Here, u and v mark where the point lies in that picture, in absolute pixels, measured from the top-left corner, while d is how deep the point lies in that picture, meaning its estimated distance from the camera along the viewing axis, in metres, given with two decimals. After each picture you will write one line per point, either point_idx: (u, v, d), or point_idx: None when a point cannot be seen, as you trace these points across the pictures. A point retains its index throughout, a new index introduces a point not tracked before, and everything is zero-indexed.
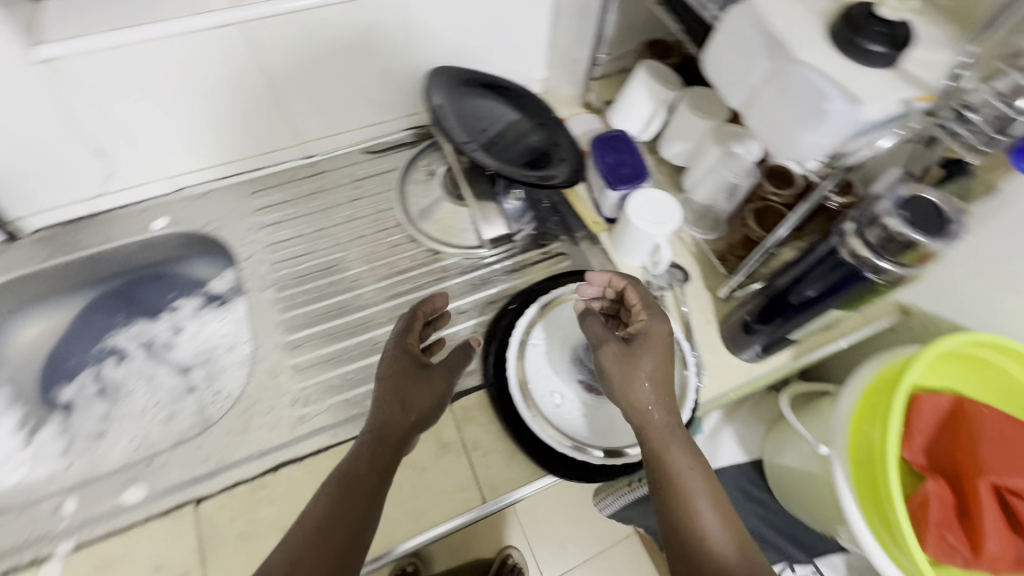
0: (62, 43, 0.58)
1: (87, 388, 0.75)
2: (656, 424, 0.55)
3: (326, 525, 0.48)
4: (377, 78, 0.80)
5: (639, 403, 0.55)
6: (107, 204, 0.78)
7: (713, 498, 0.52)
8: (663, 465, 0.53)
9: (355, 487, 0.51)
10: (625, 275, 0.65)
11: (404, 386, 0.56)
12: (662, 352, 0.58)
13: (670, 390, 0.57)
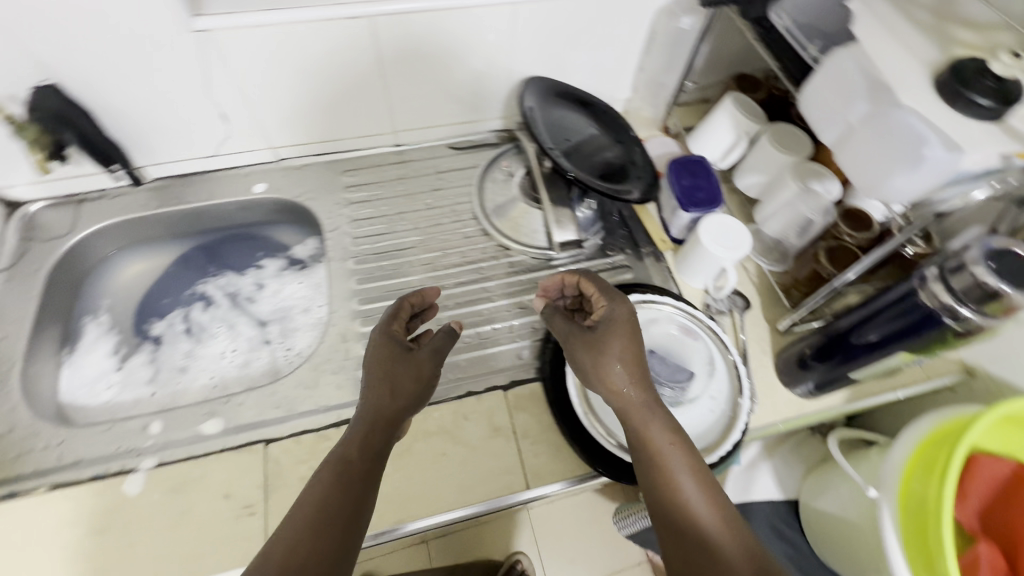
0: (218, 17, 0.66)
1: (176, 326, 0.82)
2: (635, 402, 0.56)
3: (322, 509, 0.48)
4: (474, 80, 0.86)
5: (615, 386, 0.57)
6: (216, 165, 0.86)
7: (697, 472, 0.53)
8: (647, 442, 0.54)
9: (349, 467, 0.51)
10: (580, 269, 0.67)
11: (386, 367, 0.56)
12: (628, 334, 0.59)
13: (643, 366, 0.58)
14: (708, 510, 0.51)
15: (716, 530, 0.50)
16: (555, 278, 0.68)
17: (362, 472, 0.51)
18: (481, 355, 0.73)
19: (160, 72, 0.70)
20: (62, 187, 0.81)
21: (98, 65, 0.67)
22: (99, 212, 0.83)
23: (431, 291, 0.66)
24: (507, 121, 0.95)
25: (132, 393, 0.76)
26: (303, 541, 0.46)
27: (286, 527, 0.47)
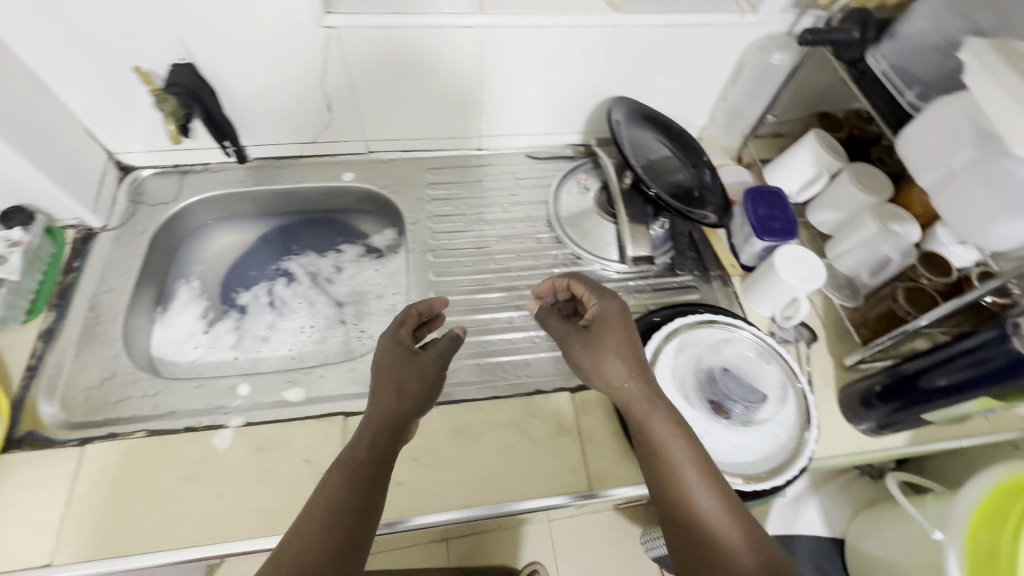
0: (346, 17, 0.71)
1: (260, 298, 0.87)
2: (636, 395, 0.59)
3: (331, 508, 0.49)
4: (563, 95, 0.90)
5: (614, 380, 0.59)
6: (311, 153, 0.91)
7: (699, 462, 0.55)
8: (650, 434, 0.57)
9: (356, 464, 0.52)
10: (571, 273, 0.71)
11: (392, 370, 0.58)
12: (619, 328, 0.62)
13: (642, 361, 0.61)
14: (710, 498, 0.53)
15: (717, 518, 0.52)
16: (547, 282, 0.72)
17: (370, 469, 0.52)
18: (550, 357, 0.76)
19: (283, 61, 0.75)
20: (172, 158, 0.88)
21: (231, 51, 0.73)
22: (201, 184, 0.89)
23: (438, 300, 0.69)
24: (585, 136, 0.98)
25: (216, 356, 0.80)
26: (313, 539, 0.47)
27: (300, 528, 0.48)
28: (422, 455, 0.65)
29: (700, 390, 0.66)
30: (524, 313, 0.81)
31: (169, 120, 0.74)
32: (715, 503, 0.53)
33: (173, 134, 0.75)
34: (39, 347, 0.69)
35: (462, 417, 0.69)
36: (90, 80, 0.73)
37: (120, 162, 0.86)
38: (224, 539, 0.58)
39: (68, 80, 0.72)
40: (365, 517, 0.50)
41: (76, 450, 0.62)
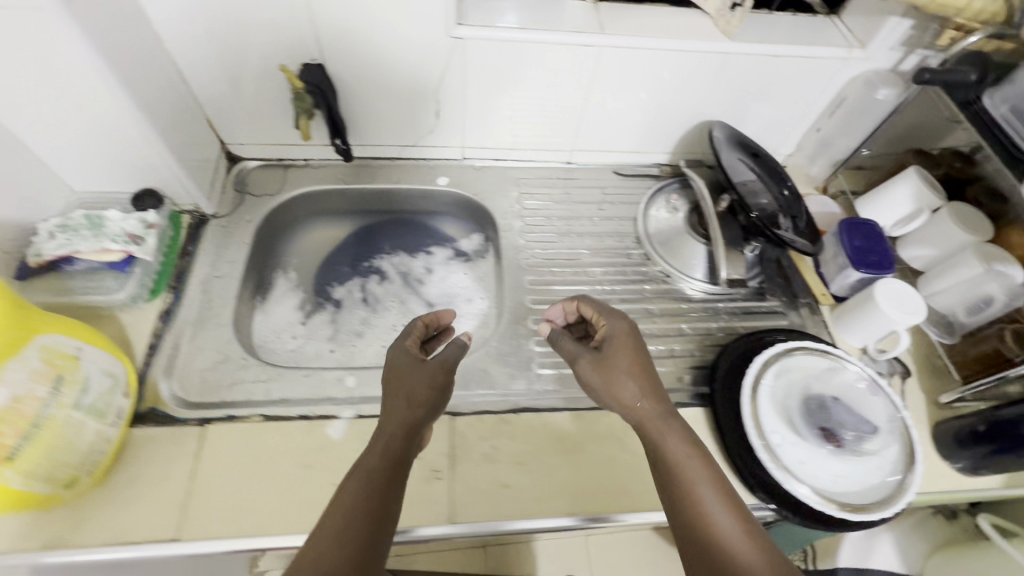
0: (475, 29, 0.73)
1: (354, 294, 0.89)
2: (649, 414, 0.58)
3: (351, 515, 0.48)
4: (661, 116, 0.91)
5: (626, 400, 0.59)
6: (409, 156, 0.94)
7: (718, 485, 0.53)
8: (664, 454, 0.56)
9: (376, 470, 0.51)
10: (578, 295, 0.72)
11: (403, 378, 0.59)
12: (628, 346, 0.62)
13: (655, 379, 0.61)
14: (728, 523, 0.51)
15: (734, 544, 0.50)
16: (558, 307, 0.74)
17: (388, 476, 0.51)
18: None
19: (406, 67, 0.78)
20: (278, 151, 0.91)
21: (359, 55, 0.75)
22: (303, 179, 0.92)
23: (446, 313, 0.69)
24: (673, 157, 1.00)
25: (313, 348, 0.82)
26: (332, 546, 0.46)
27: (321, 537, 0.47)
28: (527, 460, 0.67)
29: (805, 418, 0.67)
30: None
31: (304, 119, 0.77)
32: (734, 530, 0.51)
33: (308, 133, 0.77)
34: (159, 326, 0.72)
35: (564, 425, 0.70)
36: (223, 72, 0.76)
37: (229, 152, 0.89)
38: None
39: (203, 72, 0.76)
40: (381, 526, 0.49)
41: (197, 429, 0.64)
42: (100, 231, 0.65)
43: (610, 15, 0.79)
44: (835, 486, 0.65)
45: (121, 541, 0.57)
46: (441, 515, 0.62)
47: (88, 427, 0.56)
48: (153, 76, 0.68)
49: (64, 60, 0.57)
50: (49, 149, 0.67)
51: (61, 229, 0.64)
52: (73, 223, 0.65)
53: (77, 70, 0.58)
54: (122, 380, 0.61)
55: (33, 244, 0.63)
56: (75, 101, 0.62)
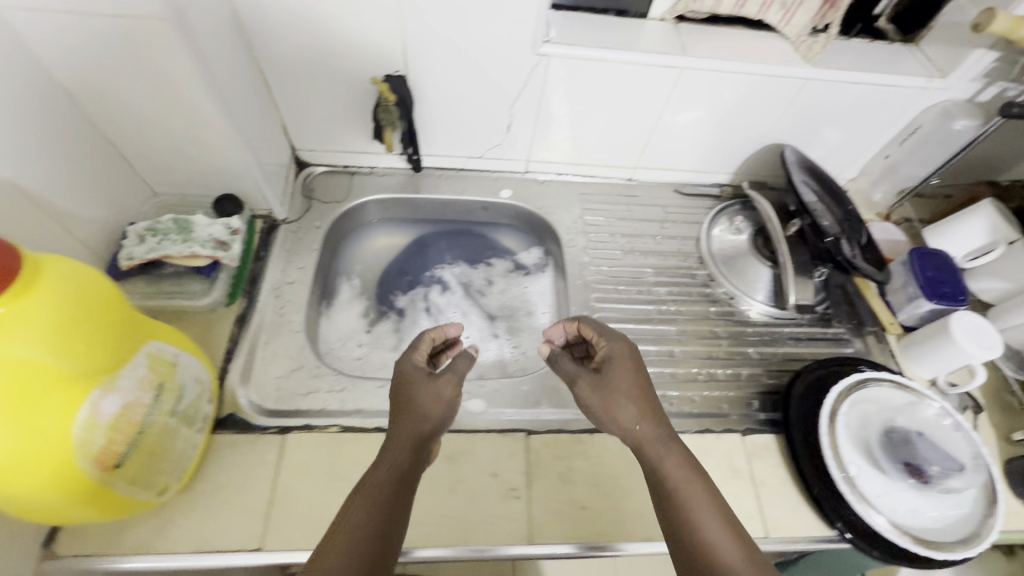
0: (561, 48, 0.74)
1: (417, 303, 0.89)
2: (649, 437, 0.55)
3: (356, 533, 0.45)
4: (729, 137, 0.91)
5: (625, 423, 0.56)
6: (473, 167, 0.94)
7: (720, 513, 0.51)
8: (666, 479, 0.53)
9: (379, 486, 0.49)
10: (581, 316, 0.69)
11: (405, 395, 0.56)
12: (631, 367, 0.59)
13: (654, 401, 0.58)
14: (734, 553, 0.49)
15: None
16: (558, 326, 0.71)
17: (392, 492, 0.49)
18: (715, 396, 0.77)
19: (484, 81, 0.78)
20: (346, 158, 0.91)
21: (440, 68, 0.76)
22: (368, 187, 0.92)
23: (454, 327, 0.66)
24: (735, 178, 0.99)
25: (379, 357, 0.82)
26: (334, 566, 0.43)
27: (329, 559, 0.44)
28: (602, 482, 0.66)
29: (887, 452, 0.67)
30: (683, 348, 0.81)
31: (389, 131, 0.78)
32: (736, 562, 0.48)
33: (391, 146, 0.78)
34: (235, 331, 0.72)
35: None
36: (304, 79, 0.76)
37: (298, 157, 0.90)
38: (419, 544, 0.60)
39: (285, 79, 0.76)
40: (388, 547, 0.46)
41: (276, 438, 0.65)
42: (189, 236, 0.65)
43: (689, 37, 0.79)
44: (913, 522, 0.64)
45: (205, 549, 0.57)
46: (519, 535, 0.61)
47: (181, 434, 0.56)
48: (242, 82, 0.69)
49: (169, 67, 0.58)
50: (139, 152, 0.68)
51: (150, 232, 0.65)
52: (161, 227, 0.65)
53: (179, 77, 0.59)
54: (208, 386, 0.61)
55: (123, 246, 0.64)
56: (171, 106, 0.62)
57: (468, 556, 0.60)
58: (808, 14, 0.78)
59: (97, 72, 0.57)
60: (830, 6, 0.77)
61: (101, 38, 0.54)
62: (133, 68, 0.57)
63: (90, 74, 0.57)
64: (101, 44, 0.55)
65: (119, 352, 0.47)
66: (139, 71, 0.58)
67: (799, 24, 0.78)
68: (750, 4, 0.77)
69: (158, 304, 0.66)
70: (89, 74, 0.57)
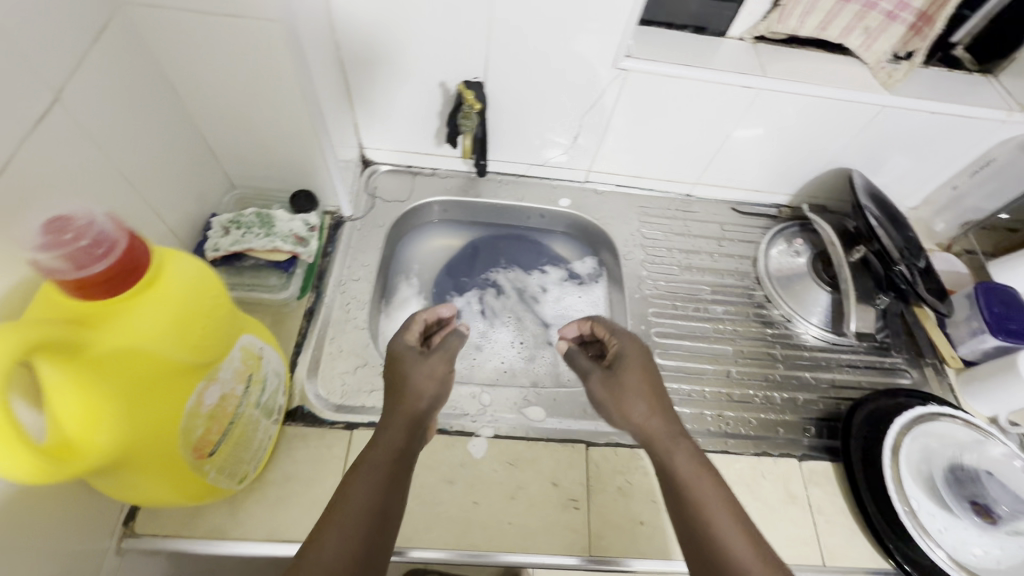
0: (640, 62, 0.74)
1: (473, 306, 0.90)
2: (658, 432, 0.54)
3: (353, 514, 0.44)
4: (794, 160, 0.90)
5: (635, 418, 0.55)
6: (534, 173, 0.95)
7: (729, 507, 0.48)
8: (672, 473, 0.51)
9: (379, 467, 0.49)
10: (592, 315, 0.69)
11: (399, 374, 0.57)
12: (642, 364, 0.58)
13: (665, 399, 0.56)
14: (744, 547, 0.46)
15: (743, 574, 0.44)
16: (571, 325, 0.71)
17: (390, 473, 0.48)
18: (772, 419, 0.76)
19: (558, 91, 0.79)
20: (410, 159, 0.92)
21: (518, 76, 0.77)
22: (430, 188, 0.93)
23: (447, 310, 0.69)
24: (794, 200, 0.99)
25: None
26: (330, 547, 0.42)
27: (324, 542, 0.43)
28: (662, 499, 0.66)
29: (953, 488, 0.67)
30: (740, 368, 0.81)
31: (467, 136, 0.79)
32: (748, 559, 0.45)
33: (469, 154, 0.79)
34: (304, 325, 0.73)
35: None
36: (382, 81, 0.78)
37: (364, 156, 0.91)
38: (481, 547, 0.61)
39: (365, 80, 0.78)
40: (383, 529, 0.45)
41: (344, 433, 0.66)
42: (270, 229, 0.68)
43: (767, 57, 0.80)
44: (975, 560, 0.64)
45: (277, 537, 0.59)
46: (579, 545, 0.62)
47: (261, 426, 0.58)
48: (328, 82, 0.70)
49: (269, 65, 0.59)
50: (227, 145, 0.70)
51: (233, 225, 0.67)
52: (244, 220, 0.67)
53: (278, 75, 0.60)
54: (283, 380, 0.63)
55: (208, 238, 0.66)
56: (265, 103, 0.64)
57: (530, 563, 0.60)
58: (890, 41, 0.79)
59: (203, 67, 0.59)
60: (915, 34, 0.78)
61: (212, 35, 0.56)
62: (236, 65, 0.59)
63: (196, 69, 0.59)
64: (210, 40, 0.56)
65: (224, 344, 0.48)
66: (242, 68, 0.59)
67: (880, 50, 0.79)
68: (832, 27, 0.79)
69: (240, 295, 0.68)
70: (195, 69, 0.59)
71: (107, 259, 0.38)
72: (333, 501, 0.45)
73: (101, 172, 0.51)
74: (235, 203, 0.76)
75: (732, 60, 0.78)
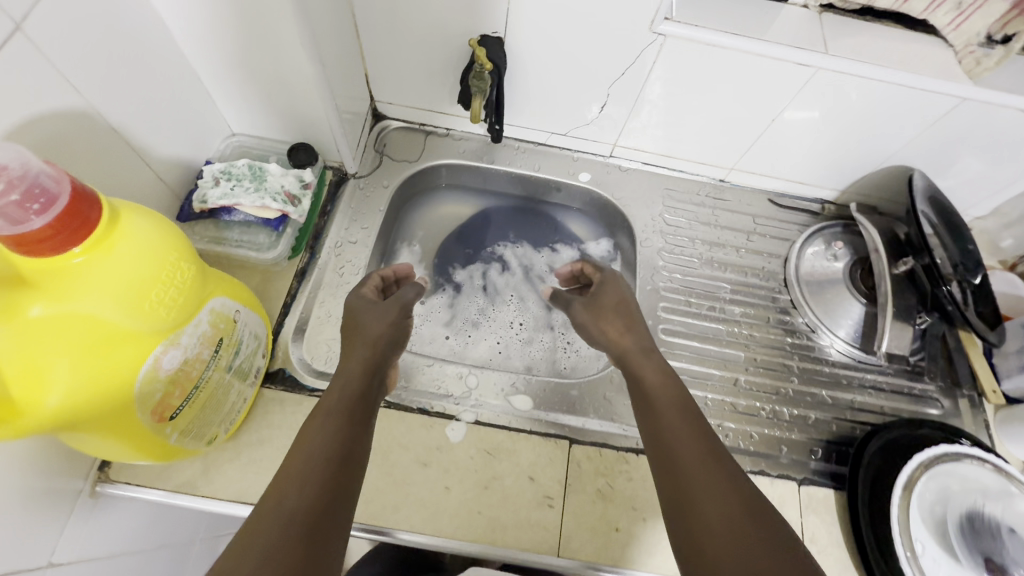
0: (681, 27, 0.65)
1: (475, 280, 0.86)
2: (630, 347, 0.60)
3: (311, 457, 0.44)
4: (849, 151, 0.80)
5: (611, 334, 0.62)
6: (554, 143, 0.88)
7: (689, 411, 0.52)
8: (642, 385, 0.56)
9: (336, 413, 0.49)
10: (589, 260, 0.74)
11: (353, 321, 0.61)
12: (619, 287, 0.67)
13: (637, 318, 0.63)
14: (698, 444, 0.48)
15: (702, 469, 0.46)
16: (566, 269, 0.76)
17: (348, 417, 0.49)
18: (776, 436, 0.71)
19: (588, 54, 0.70)
20: (423, 116, 0.87)
21: (543, 34, 0.69)
22: (442, 151, 0.88)
23: (403, 266, 0.71)
24: (841, 197, 0.89)
25: (430, 331, 0.80)
26: (291, 486, 0.41)
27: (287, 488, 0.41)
28: (643, 508, 0.63)
29: (967, 539, 0.61)
30: (750, 378, 0.75)
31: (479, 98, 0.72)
32: (701, 454, 0.48)
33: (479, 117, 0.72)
34: (294, 286, 0.71)
35: None
36: (396, 29, 0.72)
37: (375, 109, 0.86)
38: (447, 534, 0.59)
39: (375, 25, 0.71)
40: (345, 470, 0.45)
41: None
42: (261, 183, 0.64)
43: (833, 30, 0.69)
44: None
45: (245, 500, 0.58)
46: (548, 544, 0.60)
47: (234, 389, 0.56)
48: (334, 23, 0.64)
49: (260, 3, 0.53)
50: (223, 86, 0.65)
51: (224, 175, 0.64)
52: (236, 171, 0.64)
53: (270, 15, 0.55)
54: (263, 342, 0.62)
55: (198, 188, 0.63)
56: (262, 47, 0.59)
57: (495, 556, 0.59)
58: (986, 20, 0.67)
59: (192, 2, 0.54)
60: (1019, 14, 0.65)
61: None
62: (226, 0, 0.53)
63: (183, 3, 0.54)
64: None
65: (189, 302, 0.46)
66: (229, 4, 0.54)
67: (971, 31, 0.68)
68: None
69: (225, 250, 0.65)
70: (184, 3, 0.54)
71: (47, 213, 0.36)
72: (291, 451, 0.44)
73: (75, 113, 0.48)
74: (233, 151, 0.73)
75: (792, 33, 0.68)
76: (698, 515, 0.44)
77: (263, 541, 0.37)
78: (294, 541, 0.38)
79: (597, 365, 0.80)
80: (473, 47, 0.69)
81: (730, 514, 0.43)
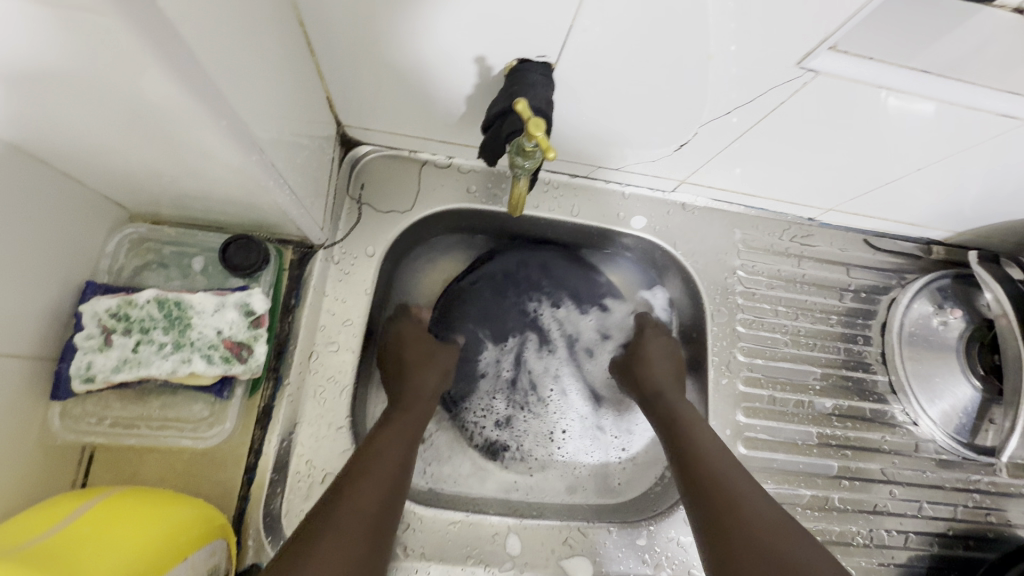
0: (843, 61, 0.41)
1: (504, 373, 0.66)
2: (674, 367, 0.61)
3: (380, 460, 0.46)
4: (981, 203, 0.59)
5: (652, 360, 0.61)
6: (598, 177, 0.64)
7: (717, 444, 0.51)
8: (671, 415, 0.55)
9: (399, 424, 0.50)
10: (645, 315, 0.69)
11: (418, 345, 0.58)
12: (670, 346, 0.63)
13: (684, 366, 0.62)
14: (732, 473, 0.48)
15: (738, 496, 0.46)
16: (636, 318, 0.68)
17: (409, 432, 0.50)
18: (875, 567, 0.61)
19: (679, 89, 0.46)
20: (412, 144, 0.59)
21: (619, 57, 0.43)
22: (444, 190, 0.62)
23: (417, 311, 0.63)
24: (959, 240, 0.69)
25: (446, 445, 0.63)
26: (361, 487, 0.43)
27: (361, 483, 0.43)
28: None
29: None
30: (845, 496, 0.63)
31: (523, 179, 0.47)
32: (744, 488, 0.46)
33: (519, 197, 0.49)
34: (257, 436, 0.50)
35: None
36: (370, 43, 0.43)
37: (343, 135, 0.58)
38: None
39: (334, 33, 0.42)
40: (403, 482, 0.46)
41: None
42: (182, 334, 0.44)
43: None
44: None
45: None
46: None
47: None
48: (262, 57, 0.36)
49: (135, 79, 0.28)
50: (95, 169, 0.40)
51: (119, 323, 0.43)
52: (135, 317, 0.43)
53: (157, 90, 0.29)
54: (223, 561, 0.44)
55: (75, 350, 0.42)
56: (145, 128, 0.33)
57: None
58: None
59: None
60: None
61: None
62: (67, 70, 0.28)
63: None
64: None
65: None
66: (77, 79, 0.28)
67: None
68: None
69: (144, 441, 0.46)
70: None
71: None
72: (363, 450, 0.46)
73: None
74: (129, 250, 0.48)
75: None
76: (739, 540, 0.43)
77: (335, 532, 0.40)
78: (362, 531, 0.41)
79: (654, 474, 0.64)
80: (524, 118, 0.38)
81: (768, 536, 0.42)
